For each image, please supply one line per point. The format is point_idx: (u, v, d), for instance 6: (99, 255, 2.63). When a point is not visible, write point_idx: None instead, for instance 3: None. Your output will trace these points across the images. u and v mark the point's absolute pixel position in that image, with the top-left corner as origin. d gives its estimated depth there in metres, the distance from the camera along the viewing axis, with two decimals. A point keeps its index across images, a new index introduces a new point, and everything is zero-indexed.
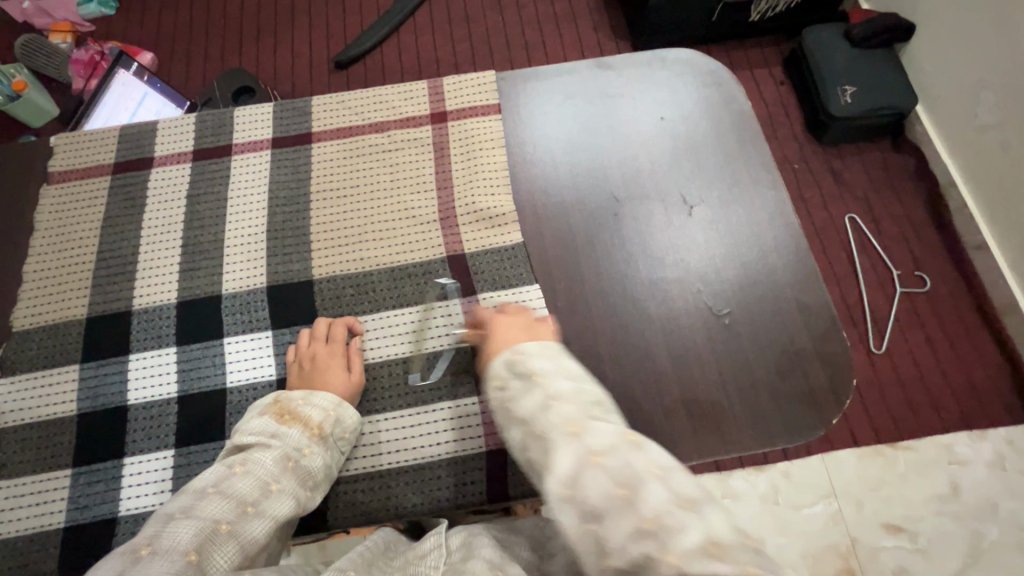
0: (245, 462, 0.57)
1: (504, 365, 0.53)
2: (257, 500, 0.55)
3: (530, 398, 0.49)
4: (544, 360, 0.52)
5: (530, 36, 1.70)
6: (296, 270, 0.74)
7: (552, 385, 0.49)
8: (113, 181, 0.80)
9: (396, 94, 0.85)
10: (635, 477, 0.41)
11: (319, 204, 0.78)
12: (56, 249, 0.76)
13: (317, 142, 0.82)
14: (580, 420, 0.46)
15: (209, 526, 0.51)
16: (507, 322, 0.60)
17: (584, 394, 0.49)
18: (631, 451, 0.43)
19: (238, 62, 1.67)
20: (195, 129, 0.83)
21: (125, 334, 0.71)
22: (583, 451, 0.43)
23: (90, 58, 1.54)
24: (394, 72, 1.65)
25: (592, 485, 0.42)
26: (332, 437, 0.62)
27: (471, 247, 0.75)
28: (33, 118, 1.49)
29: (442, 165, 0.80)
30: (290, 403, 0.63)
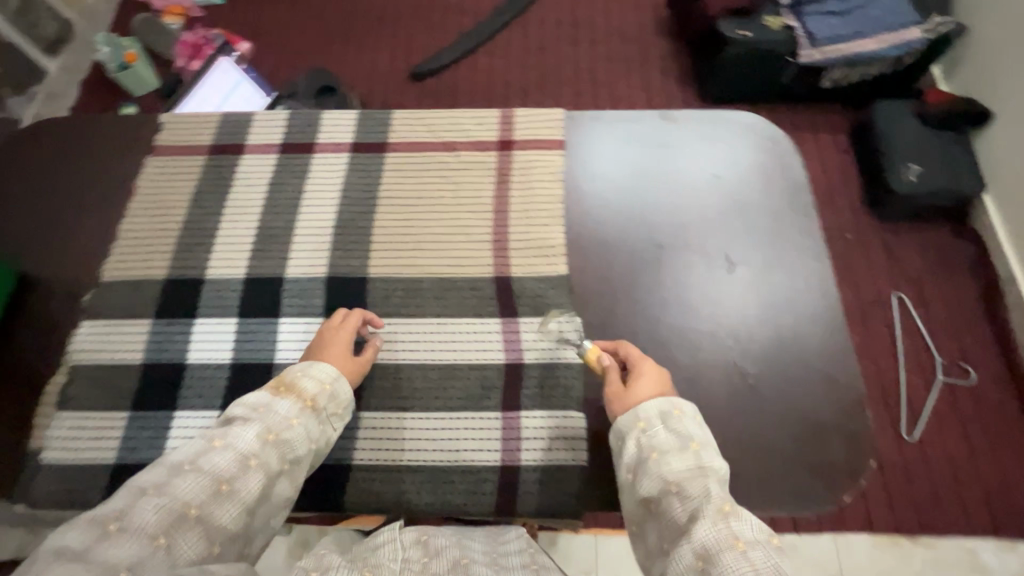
0: (224, 438, 0.57)
1: (657, 414, 0.61)
2: (232, 479, 0.55)
3: (683, 463, 0.57)
4: (695, 426, 0.60)
5: (601, 75, 1.77)
6: (353, 266, 0.80)
7: (707, 460, 0.57)
8: (208, 159, 0.89)
9: (470, 119, 0.91)
10: (772, 569, 0.46)
11: (384, 210, 0.84)
12: (149, 214, 0.85)
13: (391, 152, 0.89)
14: (726, 498, 0.53)
15: (178, 510, 0.51)
16: (647, 370, 0.66)
17: (715, 471, 0.56)
18: (776, 554, 0.48)
19: (325, 64, 1.79)
20: (286, 124, 0.92)
21: (195, 298, 0.79)
22: (728, 534, 0.49)
23: (195, 40, 1.70)
24: (466, 92, 1.75)
25: (729, 564, 0.47)
26: (324, 412, 0.64)
27: (516, 270, 0.79)
28: (136, 88, 1.65)
29: (501, 189, 0.85)
30: (287, 376, 0.65)
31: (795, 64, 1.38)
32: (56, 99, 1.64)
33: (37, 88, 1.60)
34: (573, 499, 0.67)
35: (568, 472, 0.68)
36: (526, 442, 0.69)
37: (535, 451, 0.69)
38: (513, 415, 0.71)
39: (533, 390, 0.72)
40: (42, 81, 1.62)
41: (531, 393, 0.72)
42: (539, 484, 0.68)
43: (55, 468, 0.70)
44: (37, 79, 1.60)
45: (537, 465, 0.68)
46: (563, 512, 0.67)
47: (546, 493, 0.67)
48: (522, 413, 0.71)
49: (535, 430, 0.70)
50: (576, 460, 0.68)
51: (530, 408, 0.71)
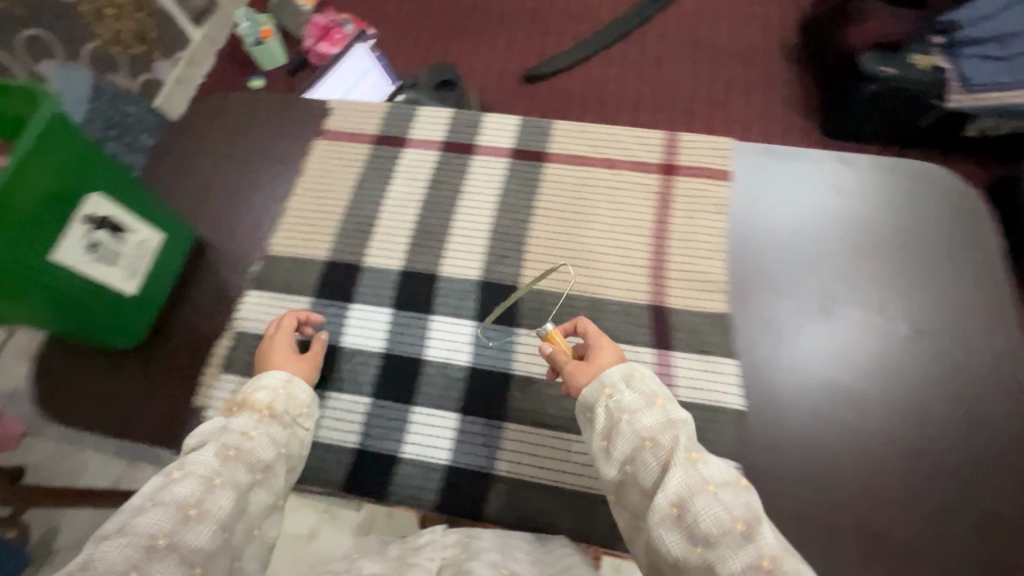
0: (183, 467, 0.57)
1: (621, 382, 0.58)
2: (199, 501, 0.54)
3: (651, 418, 0.55)
4: (653, 381, 0.58)
5: (716, 98, 1.68)
6: (508, 274, 0.80)
7: (675, 413, 0.55)
8: (372, 150, 0.92)
9: (633, 138, 0.89)
10: (751, 517, 0.48)
11: (540, 221, 0.83)
12: (316, 196, 0.88)
13: (550, 162, 0.88)
14: (698, 449, 0.53)
15: (146, 544, 0.50)
16: (599, 342, 0.65)
17: (683, 419, 0.55)
18: (744, 494, 0.49)
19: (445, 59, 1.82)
20: (449, 123, 0.93)
21: (354, 284, 0.81)
22: (698, 481, 0.50)
23: (326, 24, 1.75)
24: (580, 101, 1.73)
25: (704, 510, 0.48)
26: (286, 416, 0.66)
27: (673, 302, 0.76)
28: (267, 63, 1.75)
29: (662, 216, 0.82)
30: (239, 395, 0.66)
31: (940, 107, 1.29)
32: (195, 66, 1.74)
33: (182, 53, 1.69)
34: None
35: None
36: None
37: None
38: None
39: None
40: (187, 48, 1.71)
41: None
42: None
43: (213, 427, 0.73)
44: (183, 45, 1.70)
45: None
46: None
47: None
48: None
49: None
50: None
51: None
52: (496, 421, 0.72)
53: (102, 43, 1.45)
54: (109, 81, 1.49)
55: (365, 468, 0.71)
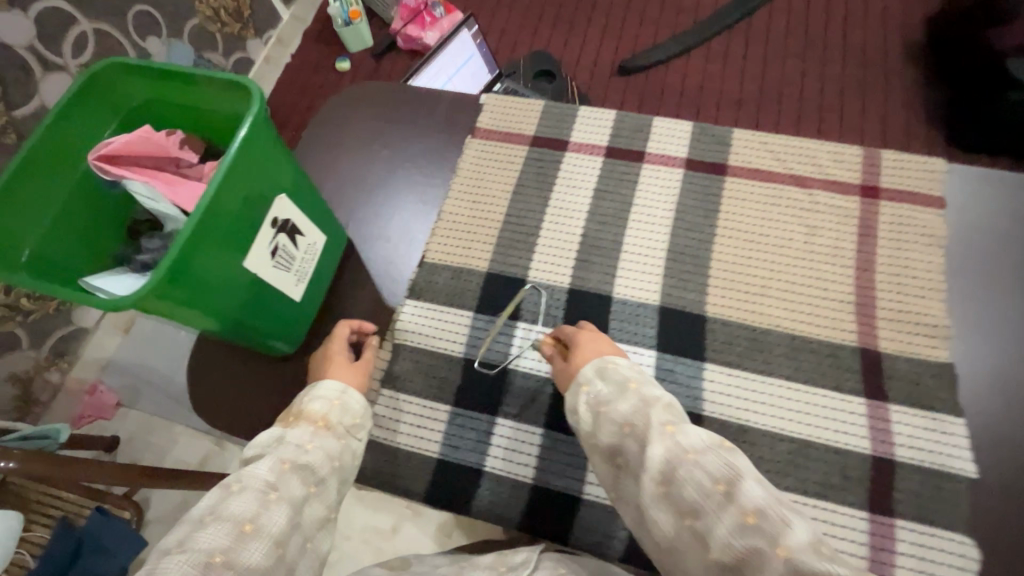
0: (239, 478, 0.46)
1: (594, 372, 0.55)
2: (255, 516, 0.43)
3: (626, 402, 0.50)
4: (634, 368, 0.54)
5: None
6: (689, 300, 0.73)
7: (650, 392, 0.50)
8: (530, 152, 0.85)
9: (825, 152, 0.79)
10: (731, 472, 0.41)
11: (724, 242, 0.76)
12: (471, 199, 0.82)
13: (730, 176, 0.80)
14: (675, 419, 0.47)
15: (201, 561, 0.40)
16: (590, 336, 0.60)
17: (670, 401, 0.49)
18: (730, 451, 0.42)
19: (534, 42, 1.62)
20: (613, 126, 0.85)
21: (518, 299, 0.75)
22: (677, 450, 0.43)
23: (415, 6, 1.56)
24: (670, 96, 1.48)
25: (685, 481, 0.42)
26: (341, 426, 0.55)
27: (885, 344, 0.68)
28: (351, 43, 1.60)
29: (866, 244, 0.73)
30: (293, 406, 0.57)
31: None
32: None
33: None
34: None
35: None
36: (902, 558, 0.58)
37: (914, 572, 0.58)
38: (885, 521, 0.60)
39: (909, 495, 0.61)
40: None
41: (907, 499, 0.60)
42: None
43: (379, 447, 0.69)
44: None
45: None
46: None
47: None
48: (897, 522, 0.60)
49: (913, 545, 0.59)
50: None
51: (907, 517, 0.60)
52: None
53: None
54: None
55: (542, 506, 0.65)
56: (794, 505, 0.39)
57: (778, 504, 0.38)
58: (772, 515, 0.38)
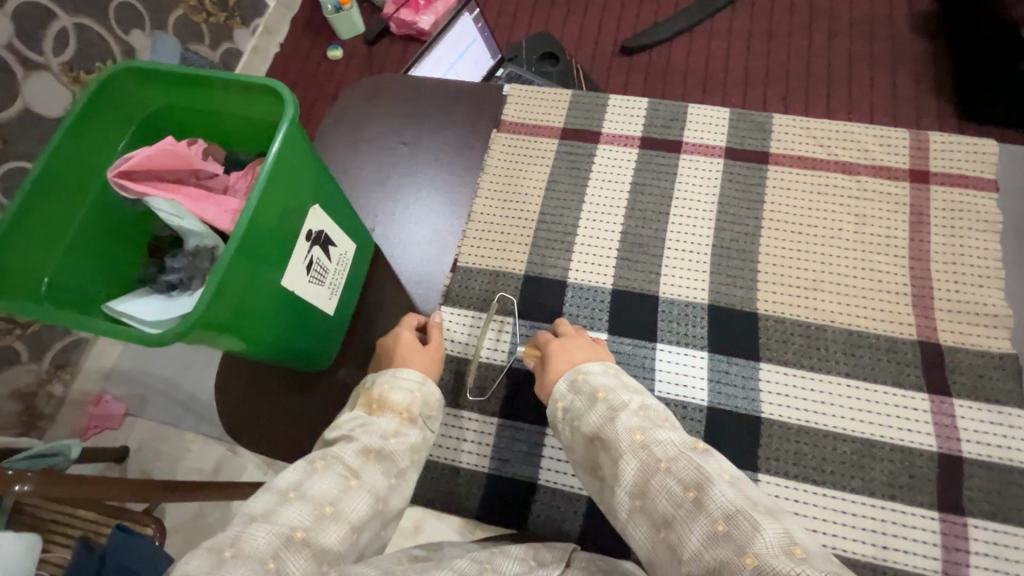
0: (324, 458, 0.49)
1: (567, 386, 0.54)
2: (336, 499, 0.47)
3: (595, 414, 0.50)
4: (604, 374, 0.53)
5: (853, 78, 1.42)
6: (740, 297, 0.70)
7: (617, 398, 0.50)
8: (560, 146, 0.81)
9: (871, 137, 0.76)
10: (699, 477, 0.41)
11: (771, 235, 0.73)
12: (502, 199, 0.79)
13: (773, 164, 0.76)
14: (645, 425, 0.46)
15: (283, 534, 0.42)
16: (564, 342, 0.59)
17: (645, 405, 0.49)
18: (700, 457, 0.42)
19: (546, 26, 1.61)
20: (647, 115, 0.81)
21: (559, 302, 0.72)
22: (650, 461, 0.44)
23: None
24: (677, 76, 1.50)
25: (658, 493, 0.42)
26: (419, 423, 0.58)
27: (945, 337, 0.66)
28: (344, 31, 1.64)
29: (919, 233, 0.71)
30: (375, 391, 0.58)
31: None
32: (271, 35, 1.63)
33: (258, 20, 1.58)
34: None
35: None
36: (976, 557, 0.57)
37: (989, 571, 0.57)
38: (957, 520, 0.58)
39: (978, 494, 0.59)
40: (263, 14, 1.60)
41: (978, 497, 0.59)
42: None
43: (426, 465, 0.66)
44: (260, 12, 1.58)
45: None
46: None
47: None
48: (968, 520, 0.58)
49: (986, 544, 0.57)
50: None
51: (979, 516, 0.58)
52: (749, 472, 0.62)
53: (187, 9, 1.35)
54: (192, 52, 1.39)
55: (601, 520, 0.62)
56: (765, 510, 0.38)
57: (749, 510, 0.37)
58: (741, 522, 0.37)
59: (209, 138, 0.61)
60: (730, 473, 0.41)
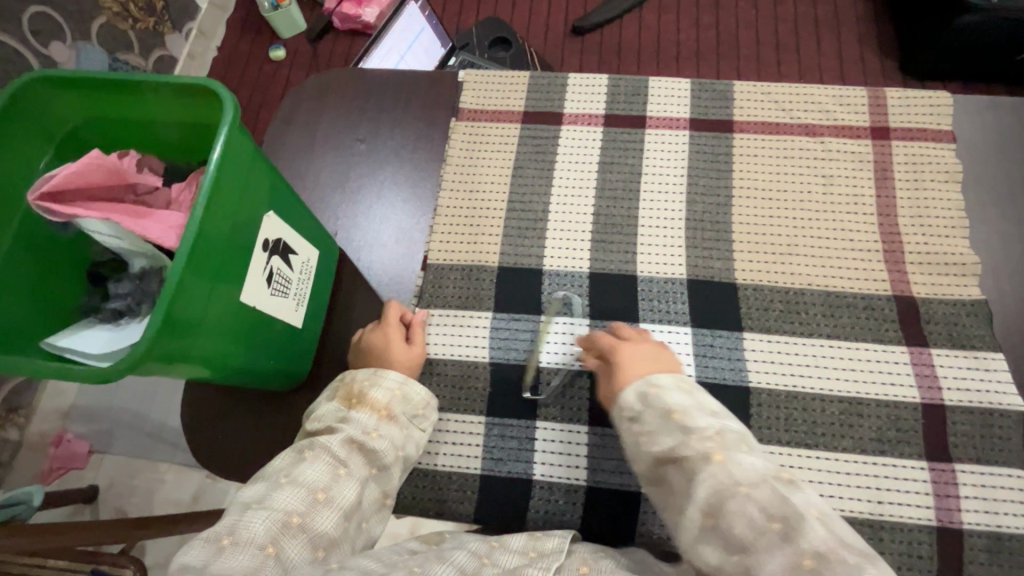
0: (312, 446, 0.51)
1: (635, 398, 0.52)
2: (328, 486, 0.49)
3: (671, 436, 0.48)
4: (680, 395, 0.51)
5: (801, 43, 1.44)
6: (717, 269, 0.69)
7: (693, 421, 0.48)
8: (523, 130, 0.79)
9: (831, 97, 0.76)
10: (787, 511, 0.42)
11: (742, 203, 0.72)
12: (468, 190, 0.76)
13: (738, 132, 0.76)
14: (722, 447, 0.46)
15: (280, 520, 0.45)
16: (632, 352, 0.55)
17: (718, 428, 0.48)
18: (789, 490, 0.43)
19: (494, 10, 1.57)
20: (608, 92, 0.79)
21: (536, 292, 0.70)
22: (728, 483, 0.44)
23: None
24: (631, 53, 1.48)
25: (737, 517, 0.43)
26: (404, 416, 0.56)
27: (918, 289, 0.67)
28: (285, 30, 1.57)
29: (884, 189, 0.72)
30: (356, 385, 0.56)
31: None
32: (206, 38, 1.55)
33: (191, 23, 1.50)
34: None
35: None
36: (967, 502, 0.58)
37: (980, 514, 0.58)
38: (946, 468, 0.59)
39: (962, 439, 0.60)
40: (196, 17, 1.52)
41: (963, 443, 0.60)
42: (995, 558, 0.57)
43: (416, 474, 0.63)
44: (192, 14, 1.50)
45: (985, 529, 0.57)
46: None
47: (1000, 565, 0.56)
48: (956, 466, 0.59)
49: (976, 488, 0.59)
50: None
51: (966, 461, 0.59)
52: None
53: (110, 16, 1.27)
54: (122, 62, 1.31)
55: (600, 508, 0.61)
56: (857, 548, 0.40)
57: (840, 551, 0.40)
58: (833, 563, 0.39)
59: (144, 150, 0.56)
60: (818, 508, 0.43)
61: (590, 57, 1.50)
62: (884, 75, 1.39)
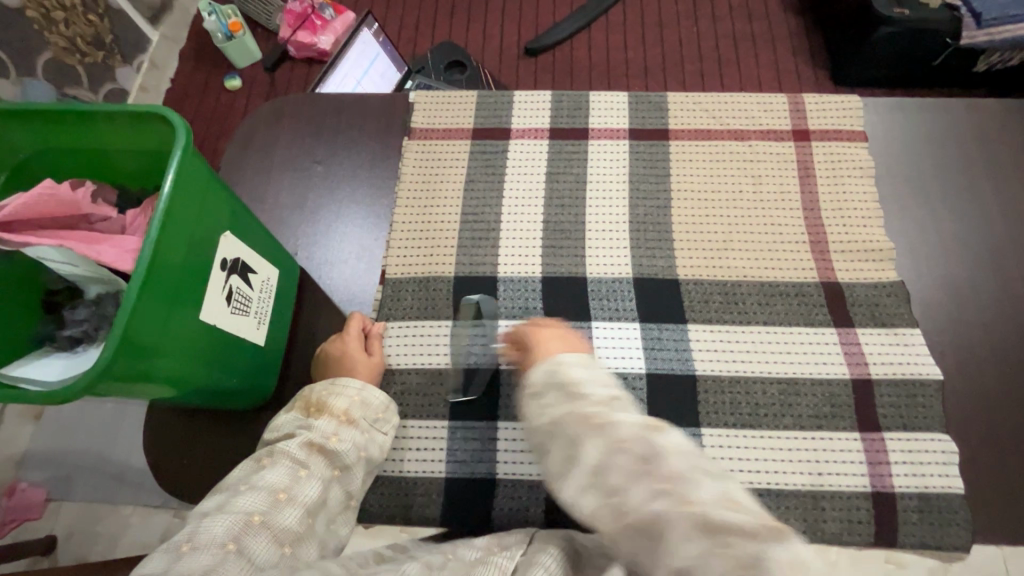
0: (271, 453, 0.53)
1: (543, 375, 0.49)
2: (288, 487, 0.50)
3: (562, 404, 0.46)
4: (582, 367, 0.48)
5: (740, 56, 1.54)
6: (661, 267, 0.73)
7: (585, 388, 0.46)
8: (473, 146, 0.82)
9: (755, 104, 0.83)
10: (653, 451, 0.42)
11: (681, 205, 0.77)
12: (423, 205, 0.78)
13: (674, 140, 0.81)
14: (605, 410, 0.45)
15: (241, 519, 0.47)
16: (549, 333, 0.54)
17: (615, 397, 0.46)
18: (656, 433, 0.43)
19: (448, 35, 1.62)
20: (552, 107, 0.84)
21: (494, 299, 0.72)
22: (612, 439, 0.43)
23: (303, 11, 1.58)
24: (583, 71, 1.55)
25: (614, 467, 0.42)
26: (364, 420, 0.58)
27: (842, 275, 0.72)
28: (240, 59, 1.58)
29: (808, 186, 0.78)
30: (314, 396, 0.58)
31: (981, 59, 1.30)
32: (159, 70, 1.55)
33: (142, 56, 1.51)
34: (954, 531, 0.61)
35: (951, 503, 0.62)
36: (897, 467, 0.63)
37: (909, 477, 0.63)
38: (876, 437, 0.64)
39: (890, 409, 0.66)
40: (147, 50, 1.53)
41: (890, 413, 0.65)
42: (925, 517, 0.61)
43: (382, 481, 0.65)
44: (143, 47, 1.51)
45: (914, 491, 0.62)
46: (952, 545, 0.60)
47: (931, 523, 0.61)
48: (885, 435, 0.64)
49: (904, 453, 0.64)
50: (957, 488, 0.62)
51: (894, 429, 0.65)
52: (694, 429, 0.65)
53: (57, 51, 1.26)
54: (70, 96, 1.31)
55: None
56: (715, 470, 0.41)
57: (697, 478, 0.41)
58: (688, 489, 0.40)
59: (95, 177, 0.57)
60: (678, 445, 0.43)
61: (544, 76, 1.56)
62: (817, 85, 1.49)
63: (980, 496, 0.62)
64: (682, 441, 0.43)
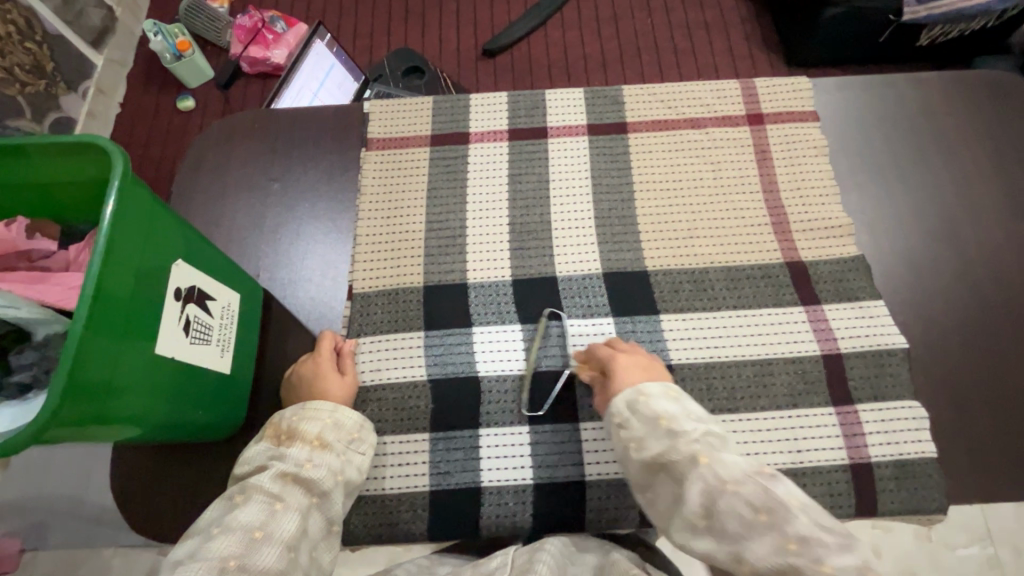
0: (244, 491, 0.51)
1: (625, 406, 0.55)
2: (265, 523, 0.48)
3: (659, 441, 0.51)
4: (667, 402, 0.53)
5: (695, 45, 1.56)
6: (629, 261, 0.74)
7: (680, 424, 0.51)
8: (433, 152, 0.81)
9: (709, 92, 0.84)
10: (770, 501, 0.45)
11: (644, 197, 0.77)
12: (385, 216, 0.77)
13: (633, 133, 0.82)
14: (708, 449, 0.49)
15: (216, 566, 0.45)
16: (626, 361, 0.59)
17: (706, 430, 0.51)
18: (770, 482, 0.46)
19: (404, 41, 1.60)
20: (509, 108, 0.84)
21: (465, 306, 0.71)
22: (716, 482, 0.47)
23: (253, 26, 1.57)
24: (543, 69, 1.55)
25: (727, 514, 0.45)
26: (338, 443, 0.57)
27: (806, 255, 0.74)
28: (191, 78, 1.54)
29: (765, 169, 0.79)
30: (284, 423, 0.57)
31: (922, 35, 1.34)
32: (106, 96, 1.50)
33: (87, 81, 1.45)
34: (931, 495, 0.62)
35: (924, 467, 0.63)
36: (872, 438, 0.64)
37: (884, 446, 0.64)
38: (850, 410, 0.66)
39: (861, 382, 0.67)
40: (91, 76, 1.47)
41: (860, 385, 0.67)
42: (902, 485, 0.63)
43: (365, 502, 0.63)
44: (87, 73, 1.46)
45: (890, 460, 0.64)
46: (929, 509, 0.62)
47: (908, 490, 0.63)
48: (858, 407, 0.66)
49: (878, 423, 0.65)
50: (929, 453, 0.64)
51: (865, 401, 0.66)
52: None
53: None
54: (12, 128, 1.25)
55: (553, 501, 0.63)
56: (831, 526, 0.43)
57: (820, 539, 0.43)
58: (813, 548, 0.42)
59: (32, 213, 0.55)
60: (797, 496, 0.45)
61: (503, 77, 1.56)
62: (771, 68, 1.52)
63: (951, 458, 0.64)
64: (795, 493, 0.46)
